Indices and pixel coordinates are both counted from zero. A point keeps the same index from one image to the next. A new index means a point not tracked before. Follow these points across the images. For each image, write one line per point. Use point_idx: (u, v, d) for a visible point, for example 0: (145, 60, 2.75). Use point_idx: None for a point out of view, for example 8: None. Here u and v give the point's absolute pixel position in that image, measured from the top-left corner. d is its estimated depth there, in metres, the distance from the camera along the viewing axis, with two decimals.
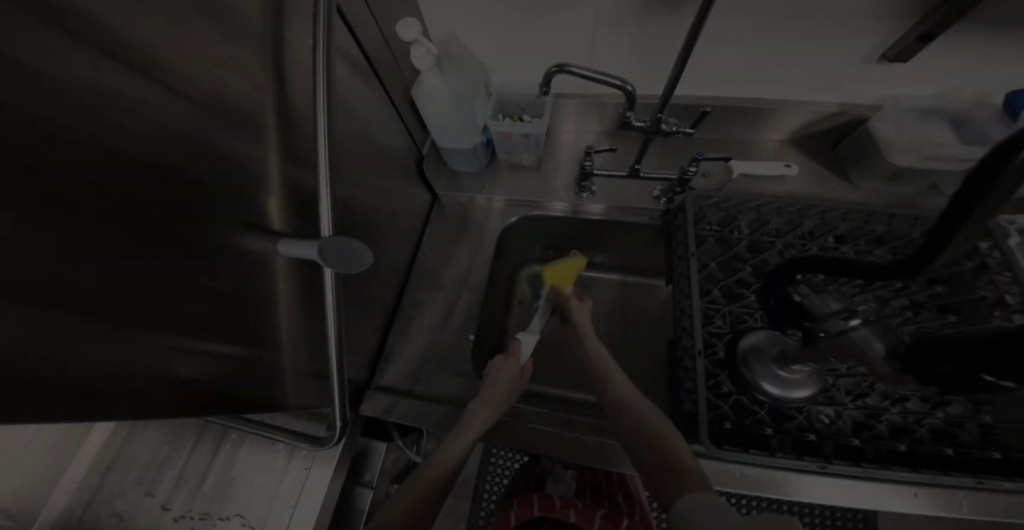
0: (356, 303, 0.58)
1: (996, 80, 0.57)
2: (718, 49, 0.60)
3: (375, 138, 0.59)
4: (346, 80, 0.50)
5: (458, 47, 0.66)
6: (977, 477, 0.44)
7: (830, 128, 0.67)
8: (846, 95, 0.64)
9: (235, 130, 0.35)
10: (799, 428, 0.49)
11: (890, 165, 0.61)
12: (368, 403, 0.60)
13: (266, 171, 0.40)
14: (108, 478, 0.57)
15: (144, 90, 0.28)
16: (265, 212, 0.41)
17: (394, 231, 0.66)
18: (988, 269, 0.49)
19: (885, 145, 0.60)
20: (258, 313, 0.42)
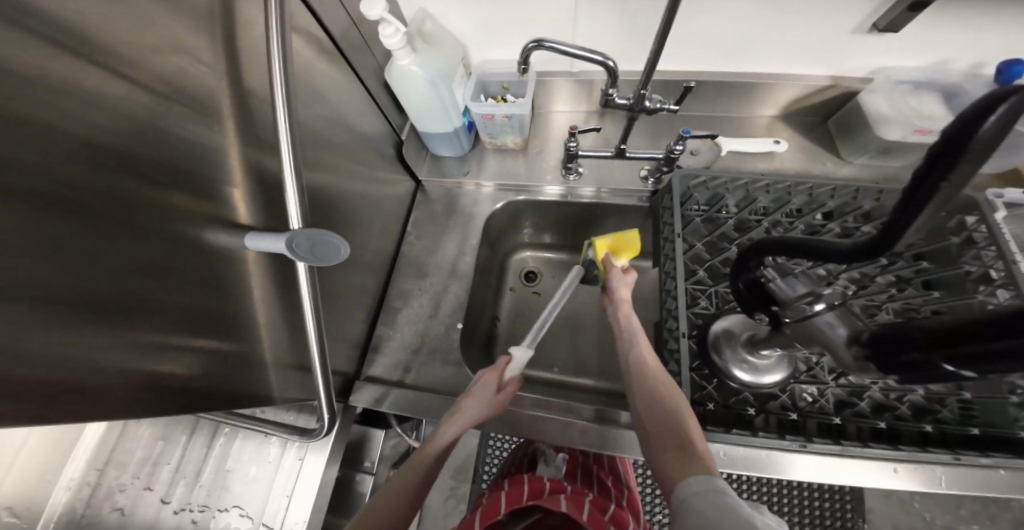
0: (339, 296, 0.57)
1: (995, 46, 0.54)
2: (703, 20, 0.57)
3: (349, 124, 0.56)
4: (311, 63, 0.48)
5: (432, 24, 0.61)
6: (955, 453, 0.45)
7: (820, 102, 0.65)
8: (837, 68, 0.62)
9: (194, 118, 0.34)
10: (775, 407, 0.50)
11: (882, 140, 0.59)
12: (360, 394, 0.60)
13: (233, 162, 0.38)
14: (106, 475, 0.58)
15: (101, 79, 0.27)
16: (231, 206, 0.39)
17: (376, 220, 0.65)
18: (974, 244, 0.48)
19: (878, 118, 0.58)
20: (235, 311, 0.41)
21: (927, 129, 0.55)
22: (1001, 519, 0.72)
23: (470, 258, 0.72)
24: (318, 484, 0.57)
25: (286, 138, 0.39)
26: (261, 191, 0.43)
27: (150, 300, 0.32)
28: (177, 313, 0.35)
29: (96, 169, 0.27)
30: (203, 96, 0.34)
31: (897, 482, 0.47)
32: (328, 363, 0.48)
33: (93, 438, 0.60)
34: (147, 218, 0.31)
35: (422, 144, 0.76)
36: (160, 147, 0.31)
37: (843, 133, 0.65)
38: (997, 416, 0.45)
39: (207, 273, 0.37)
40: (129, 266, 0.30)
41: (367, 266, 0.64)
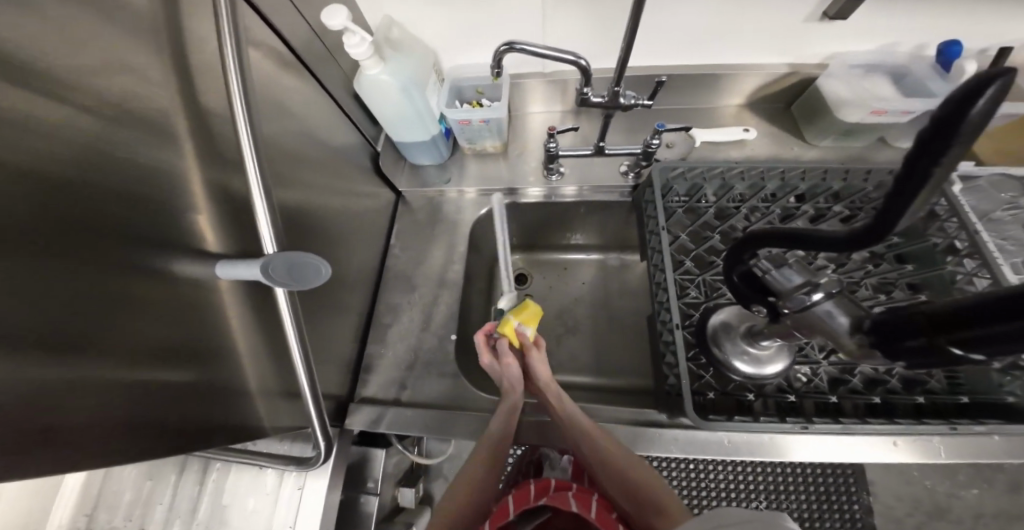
0: (324, 317, 0.56)
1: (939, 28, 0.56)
2: (666, 13, 0.57)
3: (319, 138, 0.55)
4: (272, 80, 0.46)
5: (399, 31, 0.62)
6: (950, 423, 0.45)
7: (786, 88, 0.66)
8: (795, 55, 0.63)
9: (149, 145, 0.32)
10: (770, 391, 0.51)
11: (841, 121, 0.60)
12: (355, 415, 0.58)
13: (196, 187, 0.37)
14: (95, 522, 0.56)
15: (39, 111, 0.25)
16: (198, 234, 0.37)
17: (357, 237, 0.64)
18: (937, 216, 0.49)
19: (837, 100, 0.59)
20: (211, 343, 0.39)
21: (882, 109, 0.56)
22: (997, 480, 0.74)
23: (457, 267, 0.71)
24: (319, 513, 0.55)
25: (251, 158, 0.37)
26: (230, 217, 0.41)
27: (115, 341, 0.30)
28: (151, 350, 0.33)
29: (39, 207, 0.25)
30: (155, 120, 0.33)
31: (891, 452, 0.48)
32: (317, 387, 0.47)
33: (76, 484, 0.58)
34: (103, 253, 0.29)
35: (400, 155, 0.75)
36: (111, 178, 0.29)
37: (804, 115, 0.67)
38: (982, 382, 0.46)
39: (175, 306, 0.35)
40: (88, 307, 0.28)
41: (351, 283, 0.62)
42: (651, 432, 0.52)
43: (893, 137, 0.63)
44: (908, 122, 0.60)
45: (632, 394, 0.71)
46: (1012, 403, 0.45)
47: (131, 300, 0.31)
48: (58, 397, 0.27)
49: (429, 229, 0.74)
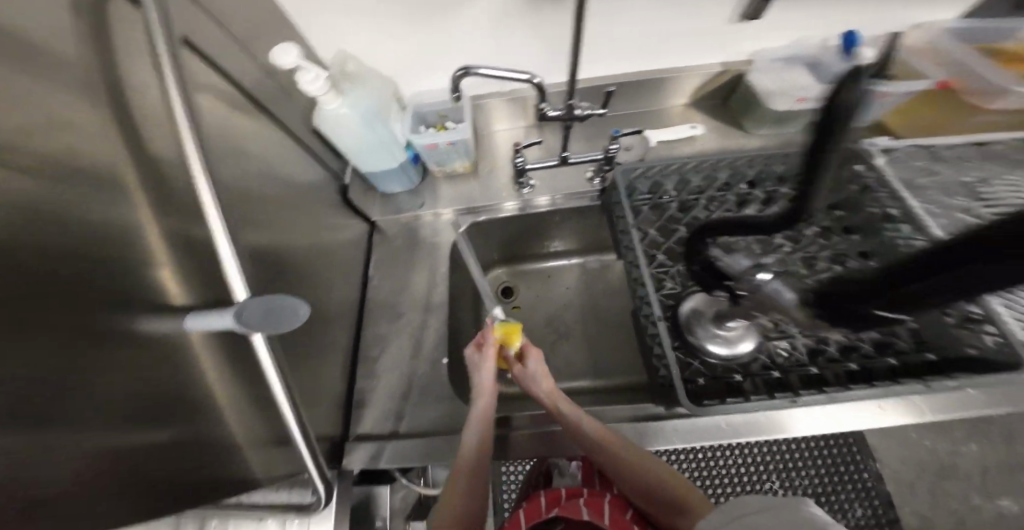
0: (308, 356, 0.55)
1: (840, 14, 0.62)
2: (606, 26, 0.61)
3: (282, 178, 0.55)
4: (228, 124, 0.46)
5: (354, 64, 0.62)
6: (925, 382, 0.47)
7: (728, 84, 0.70)
8: (726, 53, 0.67)
9: (102, 201, 0.31)
10: (757, 370, 0.53)
11: (772, 111, 0.64)
12: (354, 454, 0.57)
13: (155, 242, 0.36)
14: None
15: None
16: (161, 287, 0.36)
17: (332, 274, 0.63)
18: (870, 189, 0.54)
19: (764, 92, 0.63)
20: (187, 397, 0.38)
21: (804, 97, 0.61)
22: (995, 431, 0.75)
23: (440, 289, 0.71)
24: None
25: (211, 200, 0.36)
26: (194, 264, 0.41)
27: (86, 409, 0.29)
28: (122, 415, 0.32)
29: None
30: (105, 176, 0.32)
31: (882, 418, 0.49)
32: (307, 429, 0.45)
33: None
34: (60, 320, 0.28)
35: (369, 185, 0.76)
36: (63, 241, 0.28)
37: (737, 108, 0.71)
38: (945, 338, 0.49)
39: (141, 366, 0.34)
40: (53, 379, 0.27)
41: (332, 318, 0.62)
42: (654, 426, 0.53)
43: (821, 120, 0.67)
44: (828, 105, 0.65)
45: (629, 393, 0.71)
46: (972, 354, 0.48)
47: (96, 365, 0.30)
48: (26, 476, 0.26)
49: (408, 253, 0.74)
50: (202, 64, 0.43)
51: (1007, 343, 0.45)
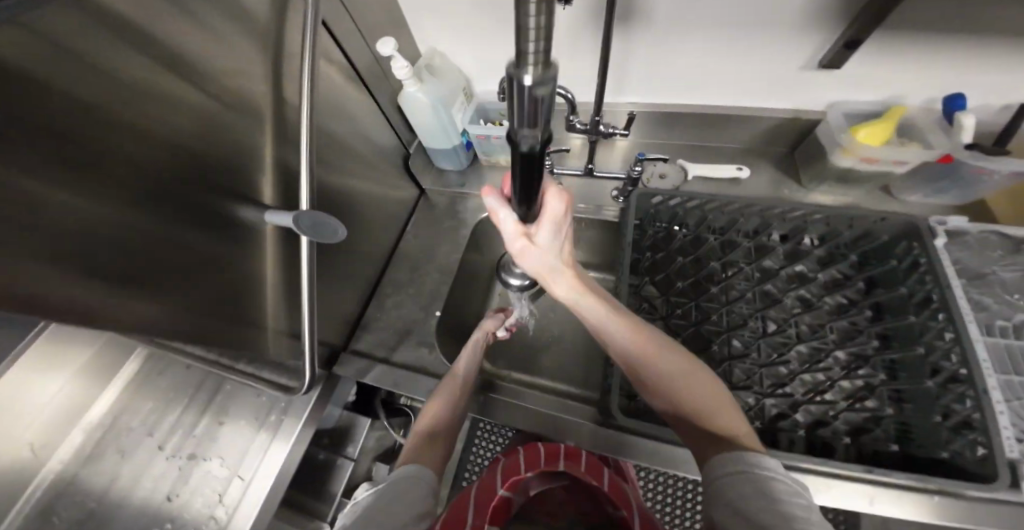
0: (335, 276, 0.66)
1: (926, 80, 0.60)
2: (649, 57, 0.66)
3: (363, 130, 0.69)
4: (334, 82, 0.60)
5: (440, 60, 0.75)
6: (873, 471, 0.39)
7: (777, 130, 0.71)
8: (785, 99, 0.69)
9: (231, 114, 0.44)
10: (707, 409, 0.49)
11: (834, 166, 0.64)
12: (344, 365, 0.67)
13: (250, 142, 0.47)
14: (121, 418, 0.65)
15: (164, 76, 0.35)
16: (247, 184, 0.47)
17: (373, 223, 0.74)
18: (917, 268, 0.49)
19: (838, 145, 0.62)
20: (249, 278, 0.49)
21: (872, 156, 0.59)
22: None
23: (456, 256, 0.79)
24: (283, 461, 0.59)
25: (305, 143, 0.49)
26: (277, 178, 0.53)
27: (182, 250, 0.39)
28: (192, 277, 0.40)
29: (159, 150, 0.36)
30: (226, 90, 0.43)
31: (857, 503, 0.40)
32: (315, 331, 0.54)
33: (111, 402, 0.66)
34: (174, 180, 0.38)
35: (428, 159, 0.87)
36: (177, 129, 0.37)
37: (806, 153, 0.71)
38: (930, 435, 0.41)
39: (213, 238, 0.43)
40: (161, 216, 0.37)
41: (360, 255, 0.72)
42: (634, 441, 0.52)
43: (898, 189, 0.66)
44: (908, 174, 0.63)
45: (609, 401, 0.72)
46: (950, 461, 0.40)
47: (186, 221, 0.39)
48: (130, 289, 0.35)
49: (443, 220, 0.84)
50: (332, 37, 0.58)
51: (990, 456, 0.37)
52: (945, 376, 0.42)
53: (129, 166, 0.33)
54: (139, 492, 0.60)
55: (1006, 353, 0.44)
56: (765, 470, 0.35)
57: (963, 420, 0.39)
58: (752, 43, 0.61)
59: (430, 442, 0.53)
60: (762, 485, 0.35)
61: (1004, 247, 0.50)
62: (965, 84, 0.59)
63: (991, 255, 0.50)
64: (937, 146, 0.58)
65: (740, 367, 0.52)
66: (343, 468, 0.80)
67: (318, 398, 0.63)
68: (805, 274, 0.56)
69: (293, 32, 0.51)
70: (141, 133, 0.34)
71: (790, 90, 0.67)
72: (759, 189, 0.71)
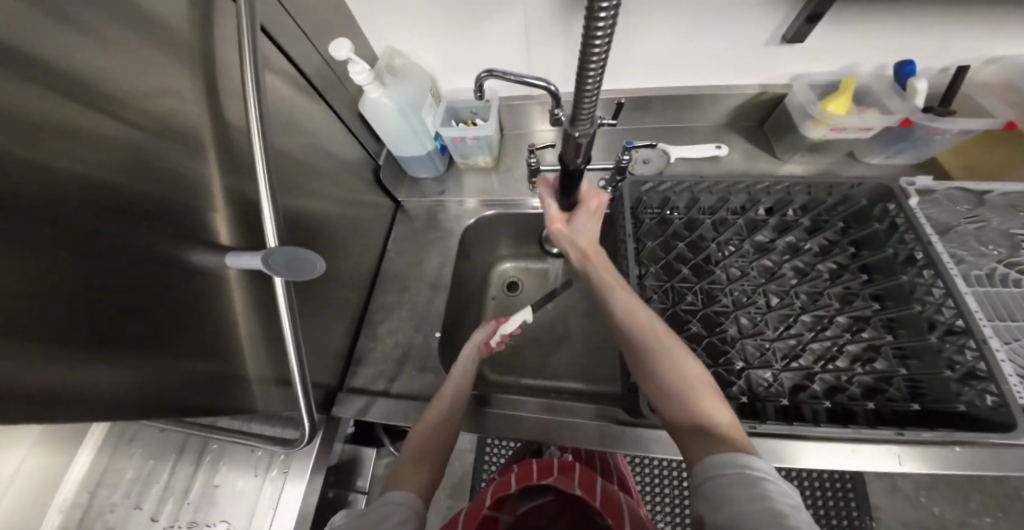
0: (318, 312, 0.61)
1: (882, 47, 0.62)
2: (619, 44, 0.65)
3: (324, 148, 0.63)
4: (285, 99, 0.54)
5: (400, 60, 0.70)
6: (898, 430, 0.41)
7: (746, 106, 0.73)
8: (753, 74, 0.69)
9: (173, 147, 0.38)
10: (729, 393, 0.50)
11: (807, 138, 0.66)
12: (343, 403, 0.63)
13: (202, 177, 0.41)
14: (98, 496, 0.58)
15: (79, 112, 0.30)
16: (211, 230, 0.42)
17: (351, 246, 0.69)
18: (897, 229, 0.52)
19: (810, 116, 0.63)
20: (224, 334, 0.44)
21: (841, 125, 0.62)
22: (1012, 510, 0.68)
23: (445, 268, 0.76)
24: (295, 513, 0.55)
25: (261, 166, 0.44)
26: (240, 216, 0.47)
27: (123, 315, 0.34)
28: (138, 338, 0.35)
29: (79, 201, 0.30)
30: (163, 118, 0.37)
31: (880, 461, 0.42)
32: (308, 376, 0.49)
33: (84, 481, 0.59)
34: (101, 236, 0.32)
35: (399, 168, 0.82)
36: (101, 174, 0.32)
37: (779, 124, 0.72)
38: (940, 390, 0.44)
39: (166, 295, 0.38)
40: (94, 281, 0.32)
41: (342, 282, 0.67)
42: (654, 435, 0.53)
43: (862, 153, 0.69)
44: (870, 138, 0.66)
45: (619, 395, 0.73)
46: (964, 412, 0.42)
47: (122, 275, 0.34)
48: (59, 369, 0.30)
49: (425, 232, 0.80)
50: (275, 47, 0.52)
51: (1003, 403, 0.40)
52: (942, 329, 0.45)
53: (31, 219, 0.27)
54: None
55: (989, 303, 0.47)
56: (755, 469, 0.33)
57: (970, 371, 0.42)
58: (719, 21, 0.61)
59: (418, 458, 0.49)
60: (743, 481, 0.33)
61: (970, 202, 0.53)
62: (920, 46, 0.62)
63: (959, 210, 0.54)
64: (896, 111, 0.61)
65: (752, 344, 0.52)
66: None
67: (322, 443, 0.59)
68: (796, 245, 0.58)
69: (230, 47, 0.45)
70: (48, 183, 0.28)
71: (758, 65, 0.67)
72: (736, 165, 0.72)
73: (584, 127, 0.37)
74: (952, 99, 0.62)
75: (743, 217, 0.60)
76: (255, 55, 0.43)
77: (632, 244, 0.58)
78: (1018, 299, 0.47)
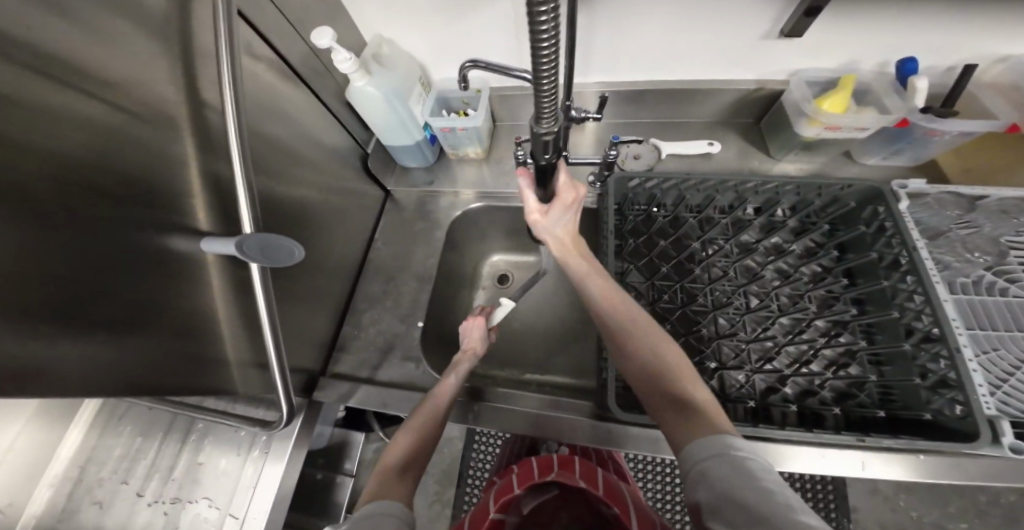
0: (302, 298, 0.62)
1: (881, 45, 0.60)
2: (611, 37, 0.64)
3: (310, 135, 0.63)
4: (269, 86, 0.54)
5: (388, 48, 0.70)
6: (860, 435, 0.41)
7: (740, 102, 0.71)
8: (748, 69, 0.67)
9: (151, 129, 0.38)
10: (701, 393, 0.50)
11: (800, 135, 0.64)
12: (325, 388, 0.64)
13: (177, 161, 0.42)
14: (88, 470, 0.60)
15: (60, 91, 0.30)
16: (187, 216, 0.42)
17: (337, 234, 0.70)
18: (884, 232, 0.51)
19: (804, 114, 0.62)
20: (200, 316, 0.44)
21: (836, 125, 0.60)
22: (990, 515, 0.67)
23: (431, 258, 0.76)
24: (274, 493, 0.56)
25: (238, 152, 0.44)
26: (218, 200, 0.47)
27: (100, 295, 0.34)
28: (115, 318, 0.36)
29: (57, 179, 0.31)
30: (142, 100, 0.37)
31: (846, 466, 0.42)
32: (285, 360, 0.50)
33: (74, 456, 0.61)
34: (79, 216, 0.33)
35: (389, 157, 0.82)
36: (82, 154, 0.32)
37: (773, 122, 0.71)
38: (911, 396, 0.43)
39: (143, 275, 0.38)
40: (75, 259, 0.32)
41: (327, 269, 0.67)
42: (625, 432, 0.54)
43: (859, 154, 0.68)
44: (867, 138, 0.65)
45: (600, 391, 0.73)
46: (931, 420, 0.42)
47: (99, 253, 0.34)
48: (34, 344, 0.30)
49: (413, 222, 0.80)
50: (256, 33, 0.52)
51: (970, 412, 0.39)
52: (919, 335, 0.44)
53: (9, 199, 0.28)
54: None
55: (966, 311, 0.46)
56: (738, 449, 0.34)
57: (941, 380, 0.41)
58: (712, 13, 0.59)
59: (403, 474, 0.48)
60: (734, 466, 0.33)
61: (961, 207, 0.52)
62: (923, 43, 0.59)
63: (949, 214, 0.52)
64: (894, 110, 0.59)
65: (729, 346, 0.52)
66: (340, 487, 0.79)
67: (303, 426, 0.60)
68: (782, 247, 0.57)
69: (208, 30, 0.44)
70: (28, 161, 0.29)
71: (752, 60, 0.66)
72: (728, 162, 0.71)
73: (549, 124, 0.38)
74: (955, 99, 0.58)
75: (729, 216, 0.59)
76: (231, 40, 0.42)
77: (613, 240, 0.57)
78: (1000, 308, 0.47)
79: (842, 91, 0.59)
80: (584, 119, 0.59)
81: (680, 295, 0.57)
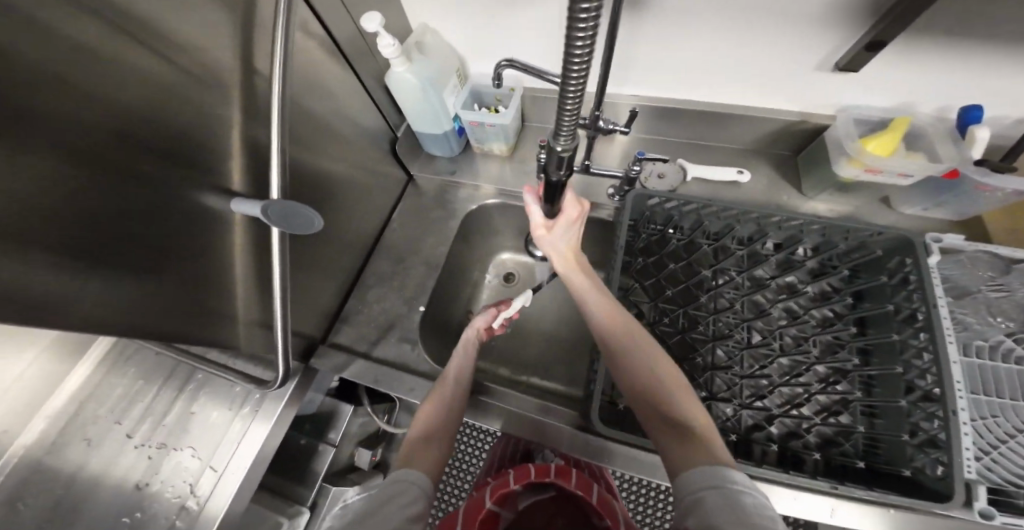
0: (314, 268, 0.63)
1: (933, 91, 0.58)
2: (655, 51, 0.64)
3: (345, 112, 0.65)
4: (316, 60, 0.56)
5: (432, 37, 0.71)
6: (832, 483, 0.40)
7: (775, 132, 0.70)
8: (788, 100, 0.66)
9: (203, 88, 0.40)
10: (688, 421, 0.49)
11: (836, 174, 0.62)
12: (323, 357, 0.65)
13: (222, 121, 0.43)
14: (85, 406, 0.63)
15: (130, 46, 0.32)
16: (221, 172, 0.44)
17: (357, 210, 0.71)
18: (906, 284, 0.48)
19: (846, 153, 0.59)
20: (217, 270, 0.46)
21: (878, 168, 0.58)
22: None
23: (443, 247, 0.77)
24: (255, 452, 0.57)
25: (279, 120, 0.45)
26: (250, 162, 0.49)
27: (139, 242, 0.36)
28: (150, 265, 0.37)
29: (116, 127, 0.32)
30: (202, 61, 0.39)
31: (816, 510, 0.42)
32: (290, 325, 0.51)
33: (77, 390, 0.64)
34: (131, 165, 0.34)
35: (417, 143, 0.84)
36: (140, 105, 0.34)
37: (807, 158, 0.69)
38: (897, 452, 0.42)
39: (178, 226, 0.40)
40: (123, 205, 0.34)
41: (342, 243, 0.69)
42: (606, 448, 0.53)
43: (900, 202, 0.65)
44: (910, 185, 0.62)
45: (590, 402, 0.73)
46: (908, 476, 0.41)
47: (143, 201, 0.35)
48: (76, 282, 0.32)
49: (431, 209, 0.81)
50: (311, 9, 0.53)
51: (950, 474, 0.37)
52: (919, 394, 0.42)
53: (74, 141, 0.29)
54: (105, 483, 0.57)
55: (969, 373, 0.45)
56: (733, 482, 0.33)
57: (929, 439, 0.39)
58: (762, 40, 0.58)
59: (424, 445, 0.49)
60: (729, 499, 0.31)
61: (994, 268, 0.49)
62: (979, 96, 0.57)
63: (981, 275, 0.50)
64: (948, 159, 0.57)
65: (722, 378, 0.52)
66: (321, 456, 0.80)
67: (296, 389, 0.61)
68: (793, 286, 0.56)
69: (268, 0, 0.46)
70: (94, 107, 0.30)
71: (795, 92, 0.64)
72: (753, 192, 0.70)
73: (566, 142, 0.33)
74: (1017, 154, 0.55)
75: (746, 247, 0.58)
76: (290, 13, 0.44)
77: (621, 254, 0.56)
78: (1012, 378, 0.44)
79: (888, 136, 0.57)
80: (613, 130, 0.58)
81: (681, 321, 0.56)
